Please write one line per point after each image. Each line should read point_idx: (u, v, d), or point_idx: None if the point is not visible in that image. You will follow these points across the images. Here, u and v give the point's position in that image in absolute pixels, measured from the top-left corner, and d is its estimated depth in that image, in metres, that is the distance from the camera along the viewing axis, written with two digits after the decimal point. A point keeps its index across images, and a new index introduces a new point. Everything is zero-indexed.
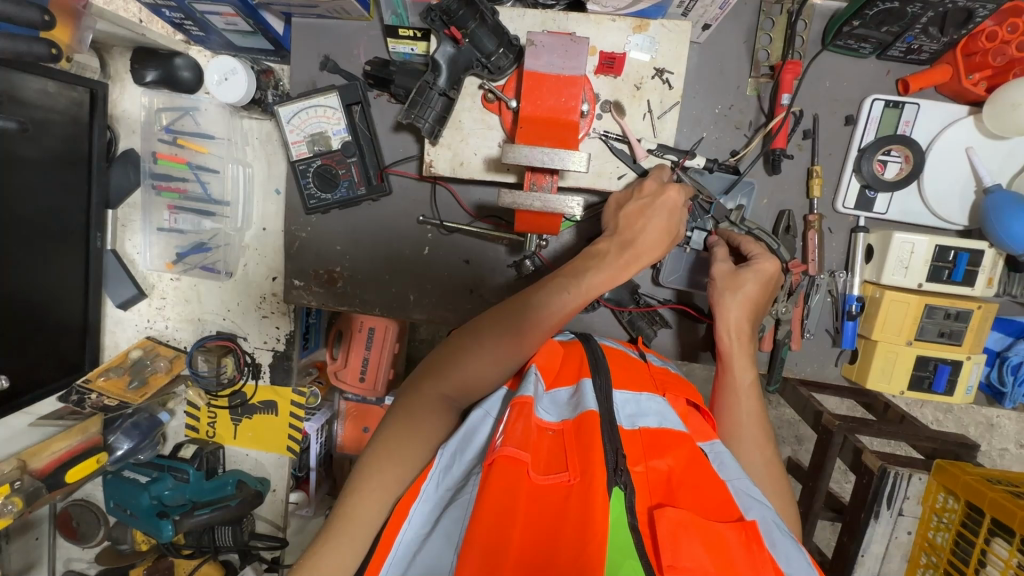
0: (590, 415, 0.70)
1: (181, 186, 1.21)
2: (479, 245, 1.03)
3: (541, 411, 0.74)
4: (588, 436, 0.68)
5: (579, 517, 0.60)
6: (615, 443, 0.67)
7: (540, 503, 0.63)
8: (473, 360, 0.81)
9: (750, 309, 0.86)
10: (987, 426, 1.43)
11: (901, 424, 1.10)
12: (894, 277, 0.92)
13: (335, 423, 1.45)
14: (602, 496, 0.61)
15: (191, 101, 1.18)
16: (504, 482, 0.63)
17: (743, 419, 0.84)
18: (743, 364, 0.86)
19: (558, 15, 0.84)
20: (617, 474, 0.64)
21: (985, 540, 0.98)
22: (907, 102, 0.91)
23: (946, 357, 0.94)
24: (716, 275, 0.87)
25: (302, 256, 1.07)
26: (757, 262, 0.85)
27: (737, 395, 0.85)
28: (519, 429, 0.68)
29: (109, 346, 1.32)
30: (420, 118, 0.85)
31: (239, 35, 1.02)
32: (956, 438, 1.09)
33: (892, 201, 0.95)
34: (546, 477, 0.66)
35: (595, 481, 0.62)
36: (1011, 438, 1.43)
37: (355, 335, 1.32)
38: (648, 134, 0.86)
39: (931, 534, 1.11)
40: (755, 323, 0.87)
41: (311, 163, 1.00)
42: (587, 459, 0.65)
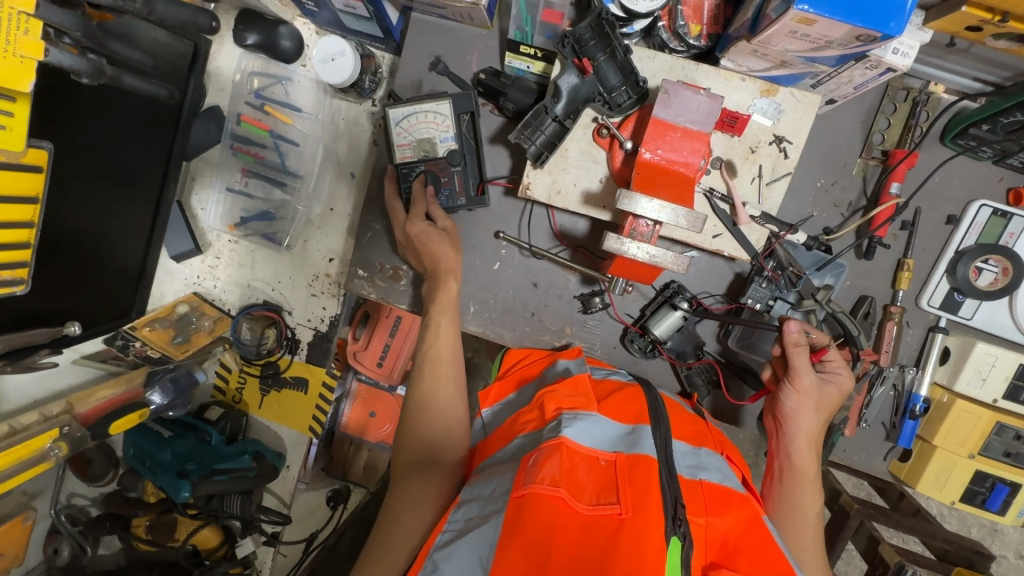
0: (648, 459, 0.69)
1: (258, 152, 1.21)
2: (551, 270, 1.02)
3: (594, 442, 0.73)
4: (645, 477, 0.67)
5: (629, 554, 0.58)
6: (674, 491, 0.66)
7: (586, 532, 0.62)
8: (424, 427, 0.86)
9: (818, 402, 0.86)
10: (991, 530, 1.41)
11: (919, 519, 1.10)
12: (970, 386, 0.90)
13: (342, 402, 1.38)
14: (657, 540, 0.59)
15: (287, 71, 1.18)
16: (551, 506, 0.63)
17: (802, 506, 0.83)
18: (804, 452, 0.85)
19: (688, 63, 0.82)
20: (676, 524, 0.62)
21: None
22: (1016, 214, 0.89)
23: (1006, 477, 0.92)
24: (795, 363, 0.85)
25: (371, 247, 1.07)
26: (837, 376, 0.87)
27: (800, 482, 0.84)
28: (567, 461, 0.69)
29: (154, 294, 1.32)
30: (529, 139, 0.84)
31: (354, 19, 1.01)
32: (972, 544, 1.08)
33: (979, 307, 0.93)
34: (594, 507, 0.64)
35: (652, 524, 0.61)
36: (1016, 554, 1.41)
37: (382, 320, 1.30)
38: (754, 200, 0.85)
39: None
40: (821, 416, 0.86)
41: (414, 168, 0.97)
42: (642, 498, 0.64)
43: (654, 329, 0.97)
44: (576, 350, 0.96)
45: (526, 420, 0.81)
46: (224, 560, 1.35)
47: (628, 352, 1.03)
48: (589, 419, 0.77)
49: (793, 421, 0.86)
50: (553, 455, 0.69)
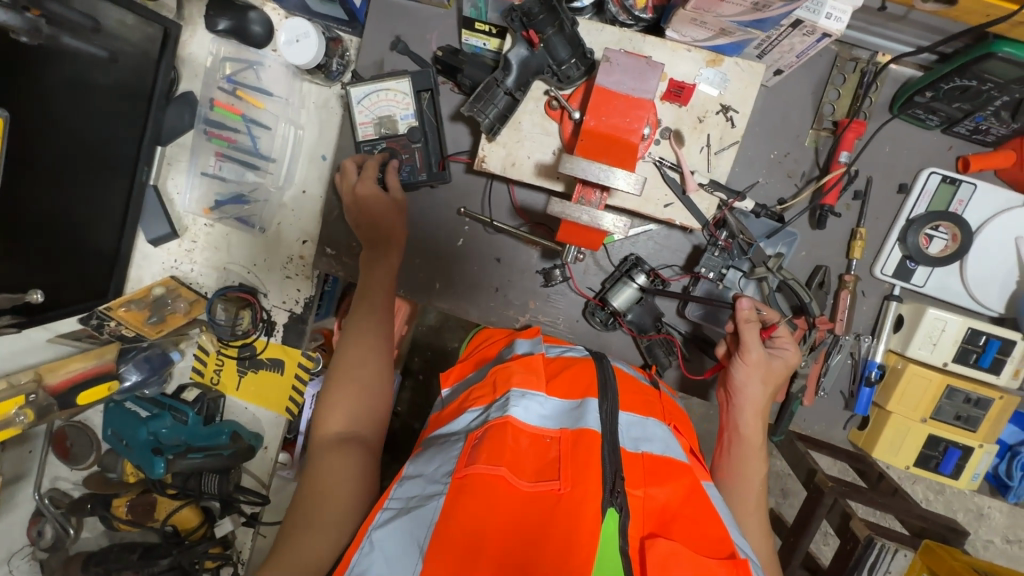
0: (591, 433, 0.69)
1: (232, 136, 1.22)
2: (514, 246, 1.04)
3: (541, 420, 0.73)
4: (584, 452, 0.67)
5: (566, 531, 0.59)
6: (614, 465, 0.66)
7: (526, 509, 0.62)
8: (350, 395, 0.87)
9: (766, 375, 0.86)
10: (974, 514, 1.40)
11: (893, 498, 1.10)
12: (920, 351, 0.91)
13: None
14: (591, 513, 0.61)
15: (258, 56, 1.21)
16: (490, 484, 0.63)
17: (747, 475, 0.84)
18: (751, 424, 0.87)
19: (636, 35, 0.84)
20: (612, 496, 0.63)
21: None
22: (965, 181, 0.91)
23: (958, 441, 0.93)
24: (746, 338, 0.85)
25: (339, 225, 1.09)
26: (782, 351, 0.88)
27: (746, 454, 0.86)
28: (510, 438, 0.68)
29: (133, 279, 1.34)
30: (481, 113, 0.86)
31: (318, 1, 1.04)
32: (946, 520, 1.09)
33: (931, 275, 0.94)
34: (534, 484, 0.65)
35: (587, 500, 0.62)
36: (993, 529, 1.40)
37: None
38: (702, 168, 0.87)
39: None
40: (768, 389, 0.87)
41: (376, 145, 1.01)
42: (580, 474, 0.64)
43: (613, 301, 0.99)
44: (534, 329, 0.95)
45: (478, 396, 0.80)
46: (204, 539, 1.38)
47: (590, 325, 1.05)
48: (539, 404, 0.75)
49: (742, 392, 0.87)
50: (497, 435, 0.68)
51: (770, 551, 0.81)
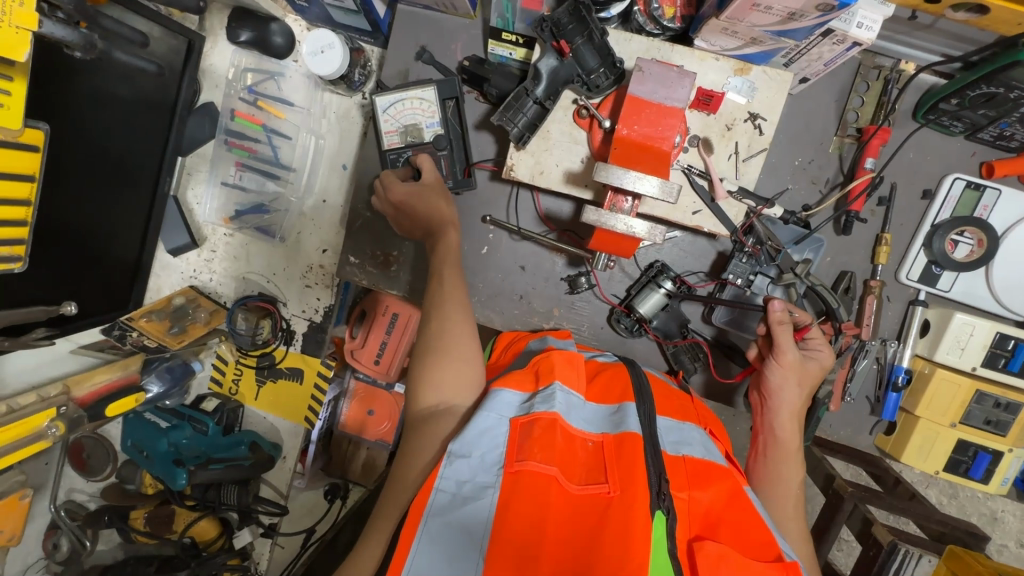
0: (633, 436, 0.67)
1: (252, 146, 1.23)
2: (538, 254, 1.05)
3: (583, 423, 0.73)
4: (630, 453, 0.66)
5: (618, 533, 0.58)
6: (659, 467, 0.65)
7: (576, 512, 0.63)
8: (436, 374, 0.80)
9: (801, 377, 0.86)
10: (991, 519, 1.40)
11: (912, 502, 1.11)
12: (948, 356, 0.92)
13: (341, 401, 1.43)
14: (644, 515, 0.59)
15: (279, 67, 1.22)
16: (540, 486, 0.63)
17: (784, 479, 0.83)
18: (788, 427, 0.85)
19: (664, 45, 0.85)
20: (660, 497, 0.62)
21: None
22: (989, 186, 0.92)
23: (988, 445, 0.93)
24: (780, 340, 0.85)
25: (363, 234, 1.09)
26: (817, 353, 0.88)
27: (784, 458, 0.84)
28: (557, 437, 0.68)
29: (152, 288, 1.34)
30: (511, 122, 0.88)
31: (342, 13, 1.05)
32: (966, 526, 1.09)
33: (957, 280, 0.95)
34: (583, 487, 0.65)
35: (638, 500, 0.61)
36: (1013, 537, 1.39)
37: (377, 317, 1.29)
38: (731, 175, 0.88)
39: None
40: (804, 391, 0.86)
41: (401, 154, 1.01)
42: (628, 477, 0.63)
43: (640, 308, 0.98)
44: (566, 333, 0.96)
45: (518, 381, 0.78)
46: (222, 551, 1.35)
47: (616, 332, 1.04)
48: (579, 402, 0.76)
49: (778, 395, 0.86)
50: (544, 433, 0.67)
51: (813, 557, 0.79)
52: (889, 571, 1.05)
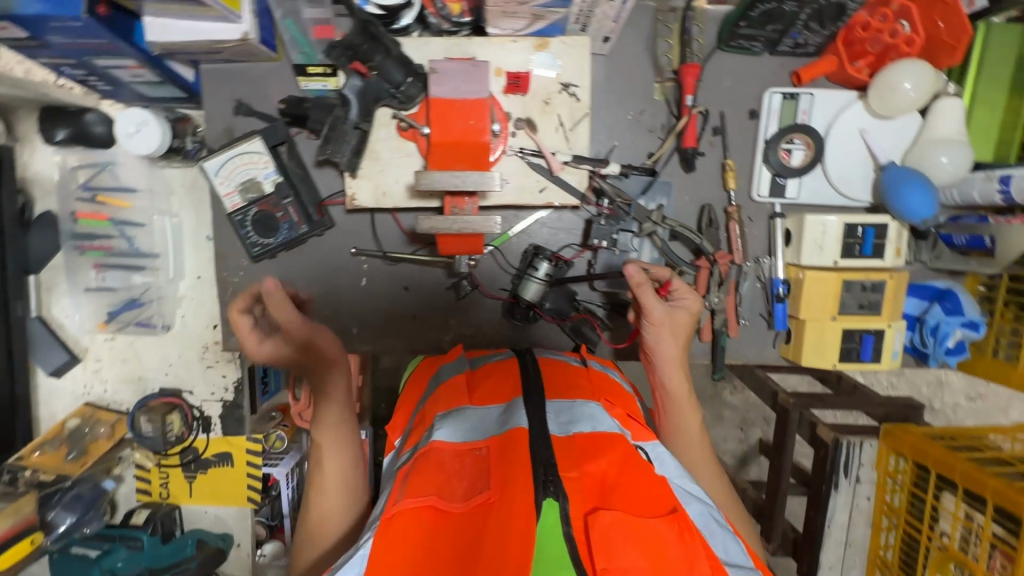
0: (518, 431, 0.68)
1: (106, 243, 1.17)
2: (418, 271, 1.04)
3: (465, 435, 0.73)
4: (515, 450, 0.65)
5: (498, 535, 0.57)
6: (546, 454, 0.64)
7: (460, 528, 0.62)
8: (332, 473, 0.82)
9: (674, 328, 0.87)
10: (936, 385, 1.44)
11: (854, 395, 1.17)
12: (812, 257, 0.96)
13: (306, 465, 1.37)
14: (522, 508, 0.58)
15: (108, 156, 1.15)
16: (423, 514, 0.63)
17: (686, 427, 0.85)
18: (675, 378, 0.86)
19: (462, 40, 0.87)
20: (545, 486, 0.61)
21: (935, 495, 1.01)
22: (802, 92, 0.97)
23: (870, 327, 0.98)
24: (645, 300, 0.85)
25: (238, 301, 1.05)
26: (682, 301, 0.89)
27: (681, 408, 0.85)
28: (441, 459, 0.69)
29: (44, 417, 1.26)
30: (336, 153, 0.86)
31: (148, 86, 1.01)
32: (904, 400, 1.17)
33: (802, 185, 1.00)
34: (466, 501, 0.64)
35: (515, 494, 0.60)
36: (958, 394, 1.44)
37: None
38: (563, 148, 0.89)
39: (889, 497, 1.14)
40: (681, 340, 0.87)
41: (247, 212, 0.97)
42: (507, 475, 0.63)
43: (524, 296, 0.97)
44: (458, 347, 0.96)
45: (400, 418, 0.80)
46: None
47: (515, 323, 1.04)
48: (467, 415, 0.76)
49: (659, 351, 0.87)
50: (425, 466, 0.68)
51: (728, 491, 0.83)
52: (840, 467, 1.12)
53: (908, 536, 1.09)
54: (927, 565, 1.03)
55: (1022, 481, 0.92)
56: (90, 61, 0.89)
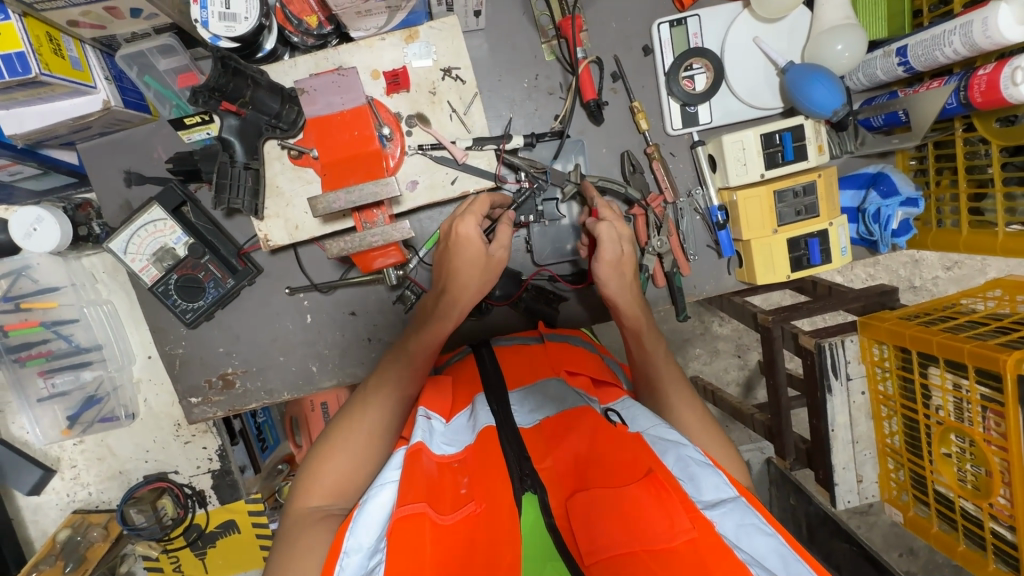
0: (488, 432, 0.67)
1: (44, 348, 1.11)
2: (358, 294, 1.00)
3: (441, 444, 0.69)
4: (489, 455, 0.64)
5: (488, 549, 0.55)
6: (518, 451, 0.63)
7: (455, 540, 0.57)
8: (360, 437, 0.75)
9: (623, 266, 0.84)
10: (912, 262, 1.43)
11: (829, 296, 1.18)
12: (739, 176, 0.95)
13: None
14: (507, 514, 0.57)
15: (19, 261, 1.08)
16: (412, 526, 0.56)
17: (652, 362, 0.87)
18: (633, 314, 0.87)
19: (329, 52, 0.84)
20: (522, 480, 0.59)
21: (922, 372, 0.99)
22: (688, 16, 0.95)
23: (813, 230, 0.97)
24: (600, 238, 0.82)
25: (189, 370, 1.01)
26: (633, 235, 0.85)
27: (644, 342, 0.87)
28: (425, 466, 0.64)
29: (38, 535, 1.24)
30: (233, 199, 0.83)
31: (33, 181, 0.97)
32: (877, 289, 1.17)
33: (713, 108, 0.98)
34: (453, 513, 0.59)
35: (498, 501, 0.59)
36: (937, 265, 1.44)
37: (310, 416, 1.23)
38: (462, 133, 0.87)
39: (881, 386, 1.09)
40: (633, 276, 0.86)
41: (168, 280, 0.95)
42: (488, 486, 0.61)
43: None
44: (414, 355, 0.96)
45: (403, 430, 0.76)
46: None
47: (470, 318, 1.02)
48: (445, 424, 0.72)
49: (612, 287, 0.85)
50: (408, 470, 0.62)
51: (702, 418, 0.82)
52: (830, 374, 1.09)
53: (909, 420, 1.04)
54: (931, 443, 0.99)
55: (998, 339, 0.90)
56: None
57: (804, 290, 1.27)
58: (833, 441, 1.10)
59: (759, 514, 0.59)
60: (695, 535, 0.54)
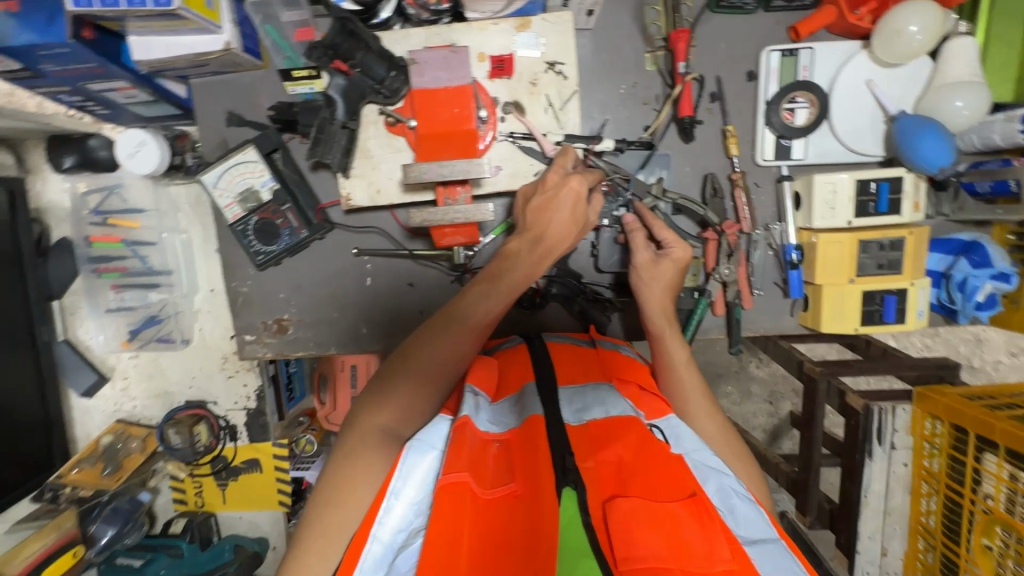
0: (535, 421, 0.65)
1: (121, 264, 1.20)
2: (419, 266, 1.02)
3: (486, 423, 0.68)
4: (534, 441, 0.62)
5: (525, 532, 0.54)
6: (563, 444, 0.62)
7: (491, 519, 0.57)
8: (421, 370, 0.73)
9: (655, 275, 0.88)
10: (974, 342, 1.36)
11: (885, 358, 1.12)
12: (825, 219, 0.92)
13: None
14: (550, 500, 0.55)
15: (114, 179, 1.17)
16: (455, 495, 0.57)
17: (686, 388, 0.82)
18: (671, 334, 0.85)
19: (442, 28, 0.86)
20: (565, 474, 0.59)
21: (975, 457, 0.93)
22: (801, 48, 0.92)
23: (891, 287, 0.93)
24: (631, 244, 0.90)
25: (249, 310, 1.06)
26: (673, 251, 0.88)
27: (678, 373, 0.83)
28: (470, 441, 0.63)
29: (81, 436, 1.32)
30: (326, 154, 0.86)
31: (144, 106, 1.03)
32: (937, 362, 1.11)
33: (808, 145, 0.96)
34: (494, 489, 0.60)
35: (541, 486, 0.57)
36: (1002, 349, 1.36)
37: (339, 376, 1.30)
38: (554, 127, 0.88)
39: (926, 462, 1.04)
40: (669, 289, 0.88)
41: (248, 221, 0.99)
42: (532, 468, 0.59)
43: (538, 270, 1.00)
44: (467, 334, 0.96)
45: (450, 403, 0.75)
46: None
47: (522, 312, 1.03)
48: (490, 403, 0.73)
49: (640, 297, 0.88)
50: (454, 440, 0.63)
51: (722, 428, 0.80)
52: (874, 437, 1.03)
53: (951, 502, 0.99)
54: (971, 530, 0.94)
55: None
56: (84, 86, 0.93)
57: (854, 347, 1.21)
58: (863, 508, 1.05)
59: (798, 562, 0.57)
60: (734, 566, 0.53)
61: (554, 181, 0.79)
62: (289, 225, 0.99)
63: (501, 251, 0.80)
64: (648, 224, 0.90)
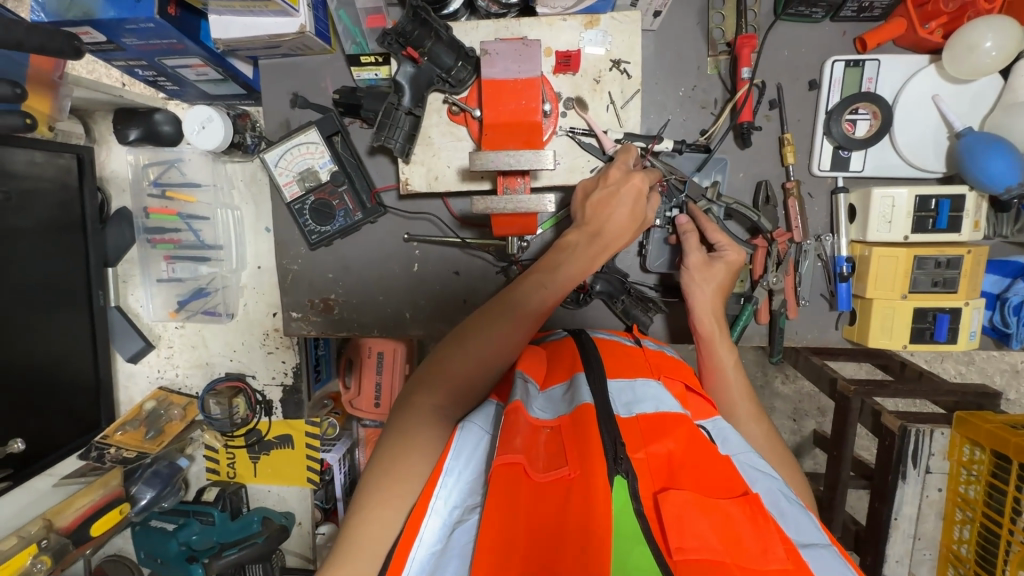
0: (585, 409, 0.65)
1: (175, 236, 1.24)
2: (466, 255, 1.04)
3: (536, 411, 0.70)
4: (586, 428, 0.63)
5: (578, 514, 0.54)
6: (615, 434, 0.61)
7: (544, 501, 0.58)
8: (474, 356, 0.74)
9: (708, 277, 0.89)
10: (1013, 372, 1.33)
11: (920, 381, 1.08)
12: (880, 233, 0.91)
13: (357, 450, 1.45)
14: (603, 485, 0.55)
15: (175, 153, 1.21)
16: (510, 475, 0.58)
17: (733, 392, 0.84)
18: (720, 337, 0.86)
19: (511, 22, 0.88)
20: (617, 462, 0.59)
21: (1017, 487, 0.91)
22: (867, 59, 0.92)
23: (945, 305, 0.92)
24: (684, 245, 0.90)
25: (297, 287, 1.09)
26: (727, 253, 0.89)
27: (725, 376, 0.84)
28: (522, 425, 0.64)
29: (124, 400, 1.37)
30: (390, 139, 0.88)
31: (212, 84, 1.07)
32: (976, 388, 1.04)
33: (867, 157, 0.95)
34: (546, 472, 0.60)
35: (594, 472, 0.57)
36: None
37: (365, 361, 1.31)
38: (614, 125, 0.89)
39: (962, 488, 1.02)
40: (720, 291, 0.88)
41: (305, 201, 1.01)
42: (585, 454, 0.59)
43: None
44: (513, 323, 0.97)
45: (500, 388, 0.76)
46: None
47: (565, 308, 1.04)
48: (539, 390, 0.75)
49: (690, 299, 0.89)
50: (507, 423, 0.64)
51: (767, 434, 0.80)
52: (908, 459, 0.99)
53: (988, 530, 0.98)
54: (1007, 561, 0.92)
55: None
56: (161, 61, 0.96)
57: (888, 368, 1.18)
58: (895, 530, 1.03)
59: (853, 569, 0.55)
60: (789, 566, 0.52)
61: (613, 176, 0.80)
62: (344, 206, 1.02)
63: (557, 244, 0.82)
64: (702, 227, 0.91)
